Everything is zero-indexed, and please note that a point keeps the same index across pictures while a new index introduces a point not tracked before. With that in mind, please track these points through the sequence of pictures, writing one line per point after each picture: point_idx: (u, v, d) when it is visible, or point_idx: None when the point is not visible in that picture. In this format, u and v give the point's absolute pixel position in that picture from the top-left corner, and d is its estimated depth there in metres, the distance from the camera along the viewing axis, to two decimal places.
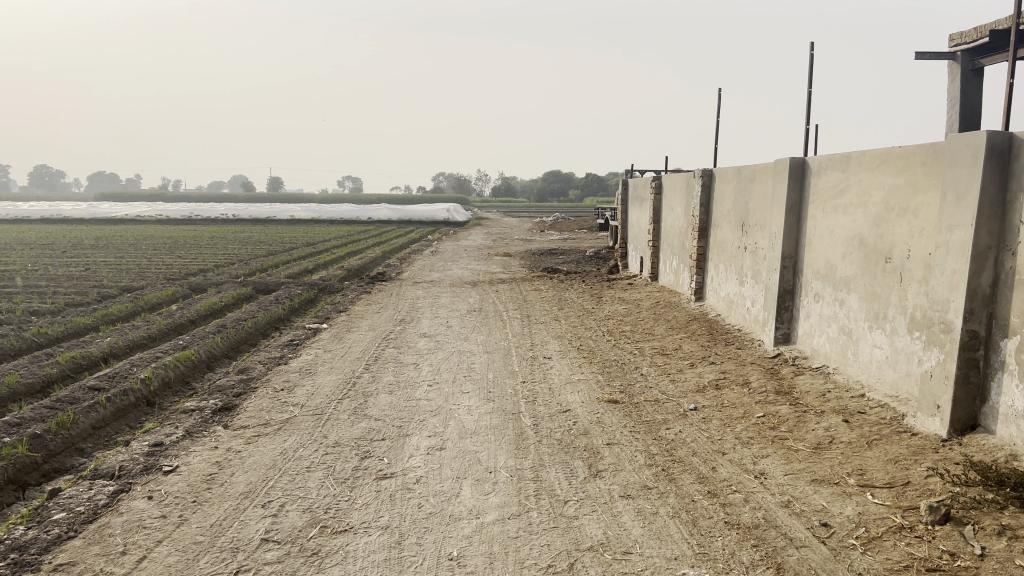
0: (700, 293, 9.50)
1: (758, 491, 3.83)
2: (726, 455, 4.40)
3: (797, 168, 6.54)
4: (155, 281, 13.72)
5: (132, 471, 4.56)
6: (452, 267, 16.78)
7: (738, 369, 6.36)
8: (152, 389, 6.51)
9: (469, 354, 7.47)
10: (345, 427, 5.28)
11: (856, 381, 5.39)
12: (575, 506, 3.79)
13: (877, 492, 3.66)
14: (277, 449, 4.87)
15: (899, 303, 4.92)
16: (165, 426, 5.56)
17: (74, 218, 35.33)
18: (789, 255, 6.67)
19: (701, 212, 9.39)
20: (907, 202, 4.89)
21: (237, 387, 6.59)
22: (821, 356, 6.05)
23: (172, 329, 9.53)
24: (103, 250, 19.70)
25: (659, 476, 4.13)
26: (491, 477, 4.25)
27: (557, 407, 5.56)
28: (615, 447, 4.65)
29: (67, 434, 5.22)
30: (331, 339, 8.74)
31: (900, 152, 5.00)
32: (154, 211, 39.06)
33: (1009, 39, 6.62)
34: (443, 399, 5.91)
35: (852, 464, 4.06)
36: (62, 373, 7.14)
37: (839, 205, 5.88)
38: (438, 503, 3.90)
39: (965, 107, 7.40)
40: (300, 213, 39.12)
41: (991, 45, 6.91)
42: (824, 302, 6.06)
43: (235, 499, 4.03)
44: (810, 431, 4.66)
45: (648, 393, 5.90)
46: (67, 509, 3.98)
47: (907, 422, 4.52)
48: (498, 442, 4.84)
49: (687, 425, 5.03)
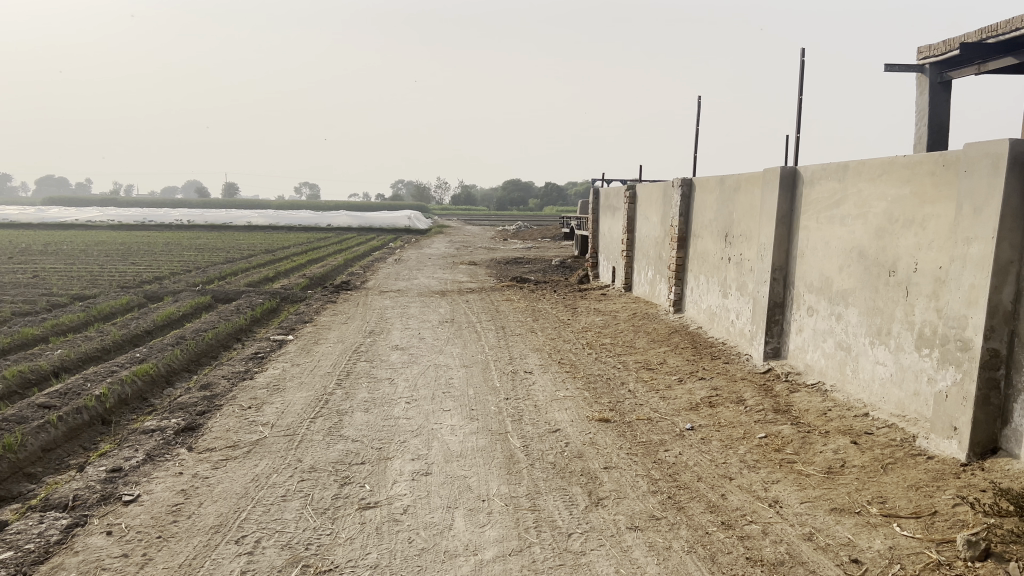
0: (679, 304, 9.30)
1: (775, 522, 3.57)
2: (734, 480, 4.14)
3: (788, 176, 6.35)
4: (108, 290, 13.12)
5: (88, 500, 4.16)
6: (417, 277, 16.37)
7: (730, 386, 6.13)
8: (107, 407, 6.08)
9: (445, 369, 7.14)
10: (321, 449, 4.94)
11: (857, 399, 5.18)
12: (580, 539, 3.50)
13: (903, 524, 3.42)
14: (247, 474, 4.50)
15: (905, 319, 4.71)
16: (124, 448, 5.14)
17: (22, 224, 34.12)
18: (779, 268, 6.46)
19: (680, 222, 9.16)
20: (914, 213, 4.69)
21: (200, 404, 6.17)
22: (816, 372, 5.84)
23: (127, 341, 9.05)
24: (53, 257, 18.99)
25: (665, 505, 3.85)
26: (484, 506, 3.93)
27: (546, 427, 5.27)
28: (614, 471, 4.37)
29: (15, 458, 4.82)
30: (299, 351, 8.34)
31: (905, 162, 4.80)
32: (105, 216, 37.87)
33: (980, 52, 6.43)
34: (423, 418, 5.57)
35: (870, 491, 3.83)
36: (8, 390, 6.67)
37: (834, 216, 5.68)
38: (430, 537, 3.59)
39: (937, 120, 7.22)
40: (258, 218, 38.50)
41: (960, 58, 6.71)
42: (818, 316, 5.85)
43: (205, 534, 3.67)
44: (818, 454, 4.43)
45: (639, 411, 5.62)
46: (14, 547, 3.58)
47: (918, 443, 4.31)
48: (487, 467, 4.52)
49: (686, 446, 4.77)
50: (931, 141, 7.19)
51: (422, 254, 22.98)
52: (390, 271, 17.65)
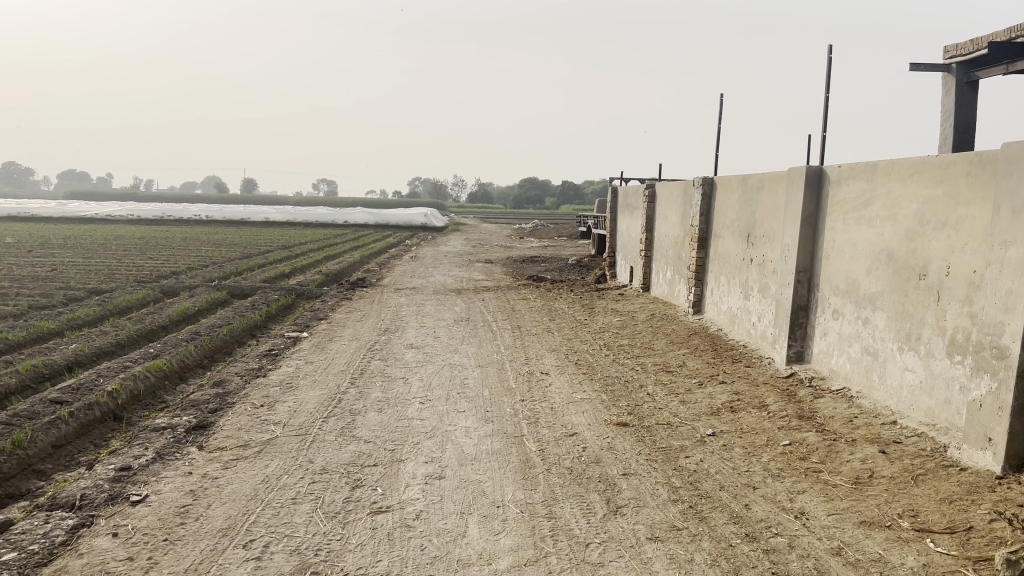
0: (699, 305, 9.14)
1: (802, 535, 3.44)
2: (757, 490, 4.01)
3: (814, 176, 6.18)
4: (125, 284, 13.11)
5: (96, 500, 4.07)
6: (433, 274, 16.26)
7: (752, 391, 5.98)
8: (119, 403, 6.02)
9: (461, 368, 7.02)
10: (333, 450, 4.84)
11: (884, 406, 5.02)
12: (598, 550, 3.38)
13: (937, 539, 3.28)
14: (257, 475, 4.40)
15: (935, 324, 4.55)
16: (134, 446, 5.06)
17: (42, 217, 34.28)
18: (804, 269, 6.29)
19: (701, 222, 9.01)
20: (947, 215, 4.53)
21: (212, 402, 6.09)
22: (841, 377, 5.69)
23: (141, 336, 9.00)
24: (72, 250, 19.01)
25: (687, 515, 3.72)
26: (500, 513, 3.82)
27: (562, 430, 5.15)
28: (633, 478, 4.24)
29: (24, 454, 4.75)
30: (313, 349, 8.25)
31: (939, 161, 4.64)
32: (125, 210, 37.93)
33: (1010, 51, 6.23)
34: (437, 419, 5.46)
35: (901, 504, 3.68)
36: (21, 385, 6.63)
37: (861, 217, 5.52)
38: (443, 544, 3.47)
39: (964, 121, 7.01)
40: (276, 214, 38.56)
41: (988, 57, 6.51)
42: (844, 320, 5.69)
43: (212, 537, 3.57)
44: (845, 464, 4.29)
45: (659, 415, 5.49)
46: (18, 548, 3.49)
47: (950, 453, 4.16)
48: (503, 471, 4.41)
49: (708, 452, 4.64)
50: (957, 142, 6.99)
51: (438, 252, 22.85)
52: (407, 268, 17.56)
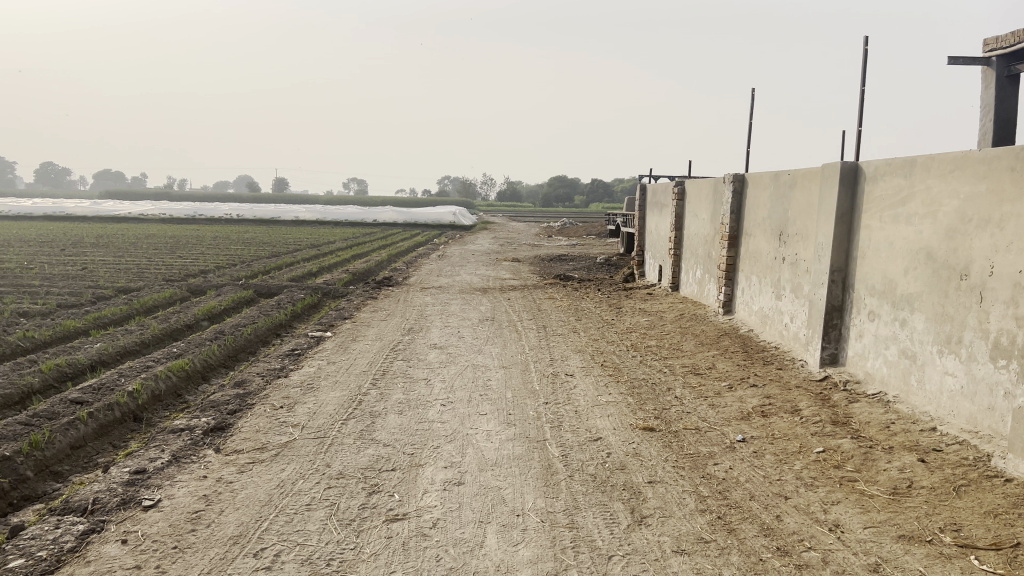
0: (729, 305, 8.93)
1: (837, 549, 3.26)
2: (789, 500, 3.83)
3: (849, 172, 5.96)
4: (152, 283, 13.10)
5: (108, 505, 3.99)
6: (460, 273, 16.14)
7: (785, 395, 5.78)
8: (139, 403, 5.96)
9: (484, 370, 6.89)
10: (350, 454, 4.73)
11: (923, 412, 4.81)
12: (621, 563, 3.23)
13: (982, 557, 3.09)
14: (272, 480, 4.30)
15: (978, 326, 4.34)
16: (151, 448, 4.99)
17: (74, 217, 34.59)
18: (838, 269, 6.07)
19: (732, 220, 8.79)
20: (990, 212, 4.32)
21: (232, 403, 6.00)
22: (878, 381, 5.47)
23: (166, 335, 8.96)
24: (103, 249, 19.09)
25: (715, 527, 3.55)
26: (519, 522, 3.68)
27: (587, 435, 4.99)
28: (659, 486, 4.08)
29: (41, 455, 4.69)
30: (337, 349, 8.16)
31: (982, 157, 4.42)
32: (157, 210, 38.10)
33: None
34: (459, 422, 5.33)
35: (942, 517, 3.49)
36: (44, 385, 6.60)
37: (898, 214, 5.30)
38: (459, 555, 3.34)
39: (1004, 116, 6.75)
40: (305, 214, 38.63)
41: None
42: (880, 321, 5.48)
43: (223, 545, 3.47)
44: (883, 473, 4.10)
45: (687, 419, 5.31)
46: (26, 555, 3.41)
47: (993, 462, 3.95)
48: (524, 477, 4.26)
49: (738, 459, 4.47)
50: (998, 137, 6.73)
51: (466, 251, 22.70)
52: (434, 266, 17.43)
